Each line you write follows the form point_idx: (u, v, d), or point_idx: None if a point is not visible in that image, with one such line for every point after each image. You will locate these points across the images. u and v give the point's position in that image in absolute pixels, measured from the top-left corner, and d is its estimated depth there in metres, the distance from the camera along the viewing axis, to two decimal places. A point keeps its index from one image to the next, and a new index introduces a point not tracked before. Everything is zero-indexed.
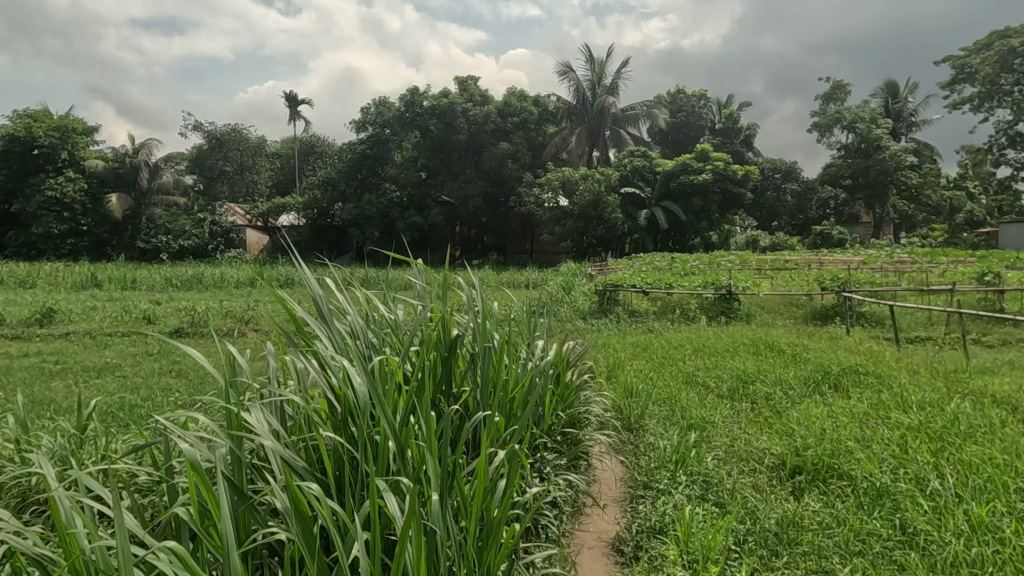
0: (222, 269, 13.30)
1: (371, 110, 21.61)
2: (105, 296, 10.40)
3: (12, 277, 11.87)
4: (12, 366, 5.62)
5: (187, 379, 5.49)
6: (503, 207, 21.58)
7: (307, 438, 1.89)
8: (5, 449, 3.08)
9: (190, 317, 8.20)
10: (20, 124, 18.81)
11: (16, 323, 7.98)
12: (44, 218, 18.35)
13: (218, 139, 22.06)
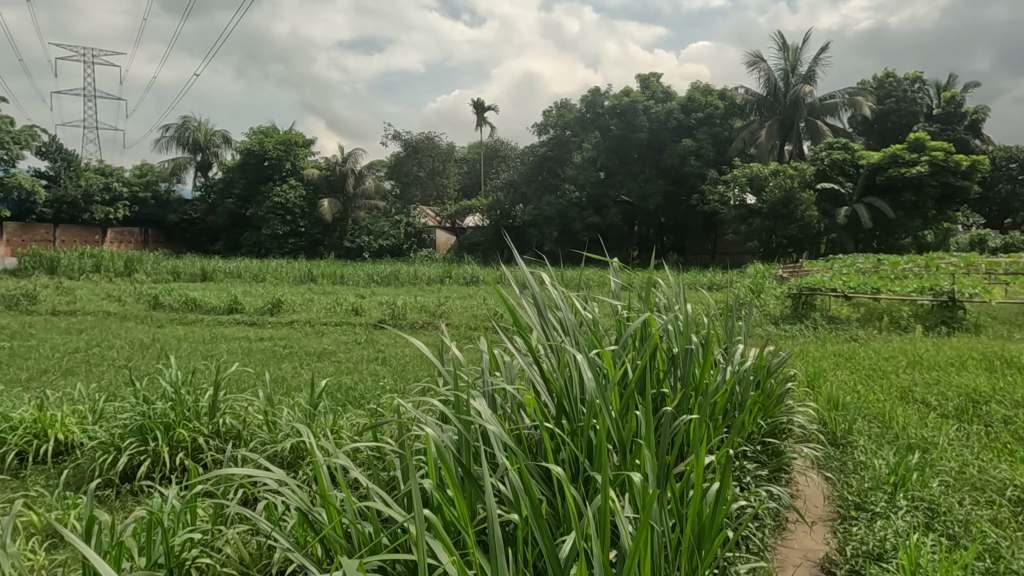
0: (415, 267, 14.36)
1: (553, 112, 22.14)
2: (320, 290, 11.72)
3: (248, 272, 13.77)
4: (254, 348, 6.54)
5: (392, 366, 6.02)
6: (684, 206, 20.95)
7: (522, 428, 1.98)
8: (256, 417, 3.63)
9: (391, 310, 8.99)
10: (255, 140, 21.82)
11: (253, 311, 9.27)
12: (272, 221, 21.13)
13: (414, 146, 23.90)
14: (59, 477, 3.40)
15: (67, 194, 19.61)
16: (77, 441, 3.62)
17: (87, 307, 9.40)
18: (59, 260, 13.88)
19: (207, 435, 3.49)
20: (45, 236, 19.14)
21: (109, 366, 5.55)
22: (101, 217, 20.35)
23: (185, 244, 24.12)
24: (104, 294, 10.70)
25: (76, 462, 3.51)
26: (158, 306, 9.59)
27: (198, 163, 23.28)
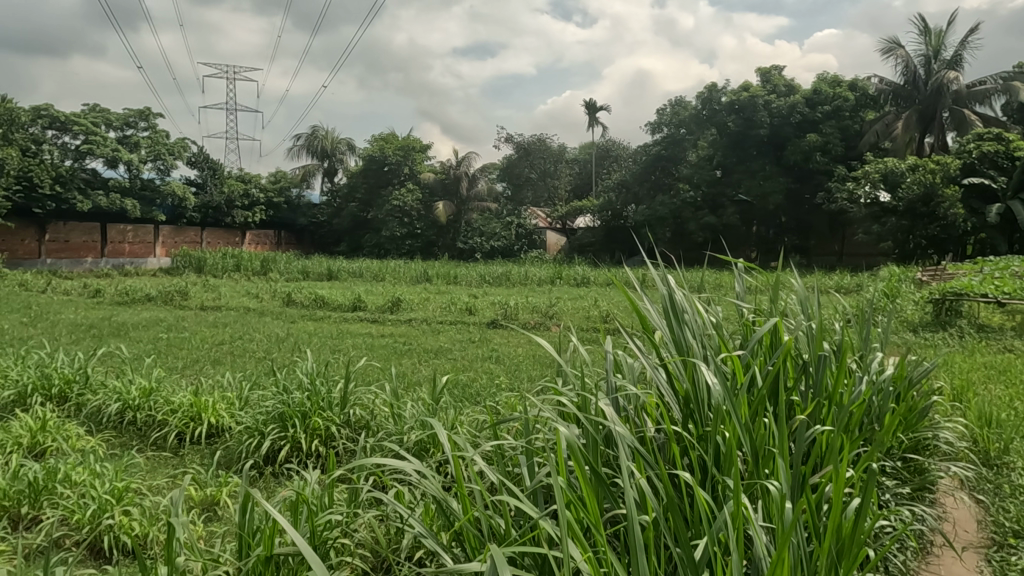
0: (527, 268, 14.55)
1: (667, 110, 21.70)
2: (436, 290, 12.14)
3: (369, 272, 14.52)
4: (376, 344, 6.89)
5: (506, 364, 6.14)
6: (808, 205, 19.81)
7: (647, 431, 1.98)
8: (383, 409, 3.84)
9: (503, 310, 9.15)
10: (376, 146, 22.96)
11: (374, 309, 9.77)
12: (391, 223, 22.11)
13: (526, 148, 24.44)
14: (212, 457, 3.75)
15: (212, 200, 21.46)
16: (227, 424, 3.98)
17: (229, 303, 10.32)
18: (205, 260, 15.34)
19: (339, 424, 3.73)
20: (194, 238, 21.09)
21: (250, 357, 6.05)
22: (241, 220, 22.13)
23: (313, 245, 25.83)
24: (243, 291, 11.66)
25: (226, 444, 3.85)
26: (291, 302, 10.35)
27: (325, 170, 24.81)
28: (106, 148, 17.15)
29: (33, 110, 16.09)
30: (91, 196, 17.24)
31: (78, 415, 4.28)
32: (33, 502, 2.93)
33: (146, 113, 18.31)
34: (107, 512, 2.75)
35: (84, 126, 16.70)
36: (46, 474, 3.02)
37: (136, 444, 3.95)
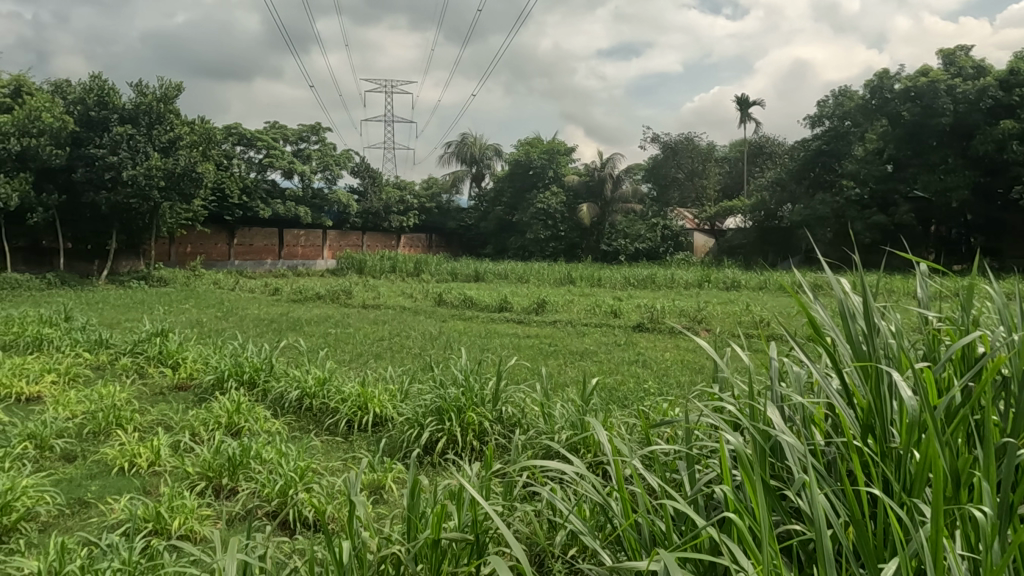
0: (673, 270, 14.19)
1: (829, 102, 20.18)
2: (580, 292, 12.20)
3: (515, 273, 14.89)
4: (523, 344, 7.04)
5: (654, 369, 6.02)
6: (1001, 201, 17.51)
7: (819, 444, 1.86)
8: (534, 409, 3.94)
9: (649, 313, 8.99)
10: (523, 150, 23.46)
11: (520, 310, 10.01)
12: (536, 226, 22.50)
13: (672, 148, 23.79)
14: (378, 444, 4.04)
15: (372, 206, 23.00)
16: (390, 415, 4.28)
17: (388, 302, 11.08)
18: (366, 262, 16.56)
19: (491, 421, 3.89)
20: (355, 242, 22.80)
21: (408, 353, 6.44)
22: (397, 225, 23.54)
23: (461, 247, 26.96)
24: (399, 291, 12.42)
25: (389, 433, 4.13)
26: (442, 302, 10.87)
27: (473, 175, 25.75)
28: (283, 161, 19.00)
29: (226, 129, 18.21)
30: (271, 204, 19.20)
31: (264, 400, 4.79)
32: (231, 474, 3.31)
33: (316, 128, 20.05)
34: (292, 489, 3.05)
35: (266, 142, 18.63)
36: (242, 450, 3.41)
37: (313, 428, 4.34)
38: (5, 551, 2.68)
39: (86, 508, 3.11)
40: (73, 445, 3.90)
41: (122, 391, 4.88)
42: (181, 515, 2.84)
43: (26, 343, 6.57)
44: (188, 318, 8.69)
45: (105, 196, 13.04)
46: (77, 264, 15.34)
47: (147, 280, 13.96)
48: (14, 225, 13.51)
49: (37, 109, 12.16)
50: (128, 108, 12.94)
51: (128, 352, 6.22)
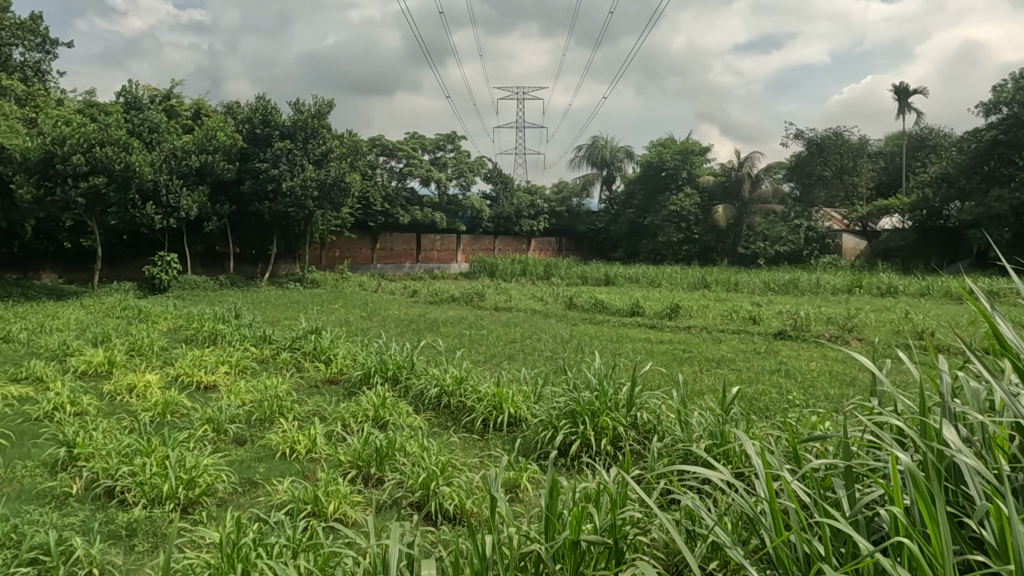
0: (818, 275, 13.26)
1: (1009, 86, 17.90)
2: (715, 297, 11.74)
3: (646, 277, 14.61)
4: (656, 350, 6.89)
5: (799, 379, 5.66)
6: None
7: (1005, 471, 1.67)
8: (670, 416, 3.84)
9: (792, 320, 8.46)
10: (654, 152, 22.93)
11: (652, 314, 9.81)
12: (668, 229, 21.96)
13: (819, 144, 21.53)
14: (512, 444, 4.13)
15: (504, 211, 23.51)
16: (524, 415, 4.36)
17: (519, 305, 11.28)
18: (497, 266, 16.98)
19: (626, 426, 3.84)
20: (488, 245, 23.59)
21: (540, 355, 6.52)
22: (528, 229, 23.93)
23: (591, 251, 26.90)
24: (530, 295, 12.60)
25: (524, 433, 4.21)
26: (572, 306, 10.91)
27: (604, 178, 25.58)
28: (422, 169, 19.95)
29: (370, 141, 19.44)
30: (410, 210, 20.22)
31: (407, 396, 5.06)
32: (379, 464, 3.53)
33: (452, 136, 20.86)
34: (434, 482, 3.20)
35: (406, 151, 19.66)
36: (388, 442, 3.62)
37: (452, 425, 4.52)
38: (191, 521, 3.02)
39: (255, 488, 3.44)
40: (243, 430, 4.33)
41: (283, 383, 5.35)
42: (336, 500, 3.06)
43: (204, 337, 7.39)
44: (338, 317, 9.39)
45: (267, 206, 14.38)
46: (244, 267, 17.10)
47: (302, 281, 15.25)
48: (193, 232, 15.28)
49: (213, 129, 13.59)
50: (287, 125, 14.12)
51: (287, 347, 6.82)
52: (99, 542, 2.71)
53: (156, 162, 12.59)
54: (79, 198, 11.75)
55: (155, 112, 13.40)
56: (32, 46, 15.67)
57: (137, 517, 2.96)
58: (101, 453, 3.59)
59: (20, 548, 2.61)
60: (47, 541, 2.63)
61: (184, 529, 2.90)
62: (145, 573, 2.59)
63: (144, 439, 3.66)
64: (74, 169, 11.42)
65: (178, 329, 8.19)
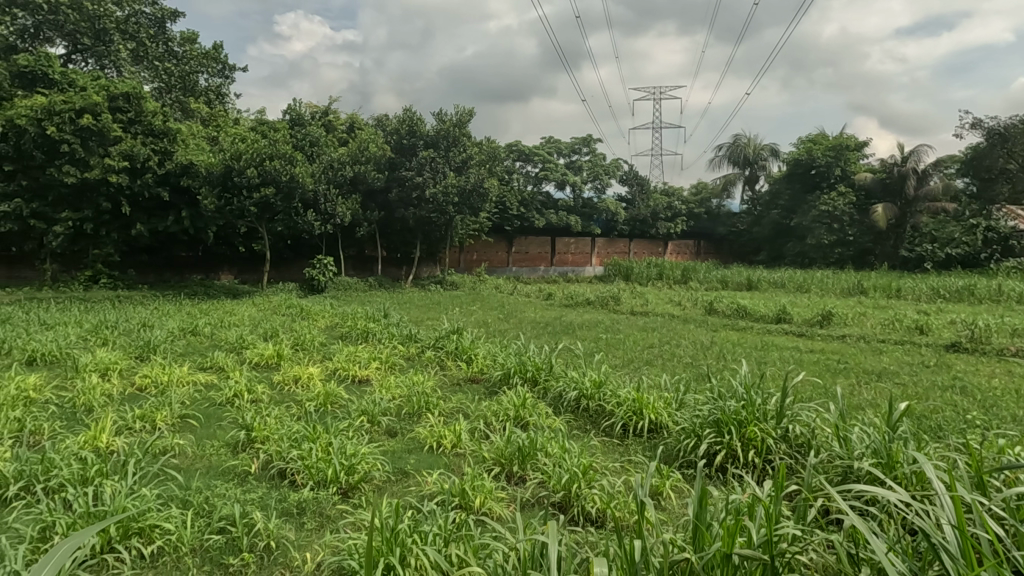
0: (1000, 281, 11.75)
1: None
2: (874, 304, 10.78)
3: (792, 282, 13.74)
4: (806, 359, 6.47)
5: (977, 397, 5.05)
6: None
7: None
8: (826, 430, 3.59)
9: (968, 331, 7.58)
10: (803, 148, 21.46)
11: (801, 322, 9.21)
12: (818, 230, 20.48)
13: (1001, 133, 17.54)
14: (654, 451, 4.05)
15: (640, 214, 23.09)
16: (666, 422, 4.26)
17: (655, 309, 11.04)
18: (633, 269, 16.74)
19: (776, 438, 3.64)
20: (623, 249, 23.38)
21: (680, 361, 6.34)
22: (664, 232, 23.37)
23: (732, 254, 25.79)
24: (667, 299, 12.28)
25: (665, 440, 4.12)
26: (712, 311, 10.50)
27: (747, 177, 24.39)
28: (557, 173, 20.13)
29: (508, 147, 19.92)
30: (545, 214, 20.46)
31: (545, 398, 5.13)
32: (521, 463, 3.61)
33: (588, 140, 20.84)
34: (576, 484, 3.22)
35: (542, 156, 19.92)
36: (529, 442, 3.69)
37: (591, 429, 4.53)
38: (351, 504, 3.25)
39: (406, 477, 3.64)
40: (394, 423, 4.61)
41: (429, 380, 5.63)
42: (482, 494, 3.16)
43: (357, 335, 7.93)
44: (476, 318, 9.71)
45: (412, 212, 15.24)
46: (391, 270, 18.20)
47: (442, 284, 15.96)
48: (347, 238, 16.49)
49: (365, 141, 14.54)
50: (431, 135, 14.74)
51: (432, 346, 7.15)
52: (276, 517, 3.00)
53: (316, 173, 13.69)
54: (251, 207, 13.10)
55: (316, 127, 14.58)
56: (215, 72, 17.58)
57: (306, 497, 3.23)
58: (275, 437, 3.97)
59: (212, 517, 2.95)
60: (233, 513, 2.95)
61: (346, 511, 3.14)
62: (313, 548, 2.82)
63: (310, 427, 3.99)
64: (248, 181, 12.75)
65: (334, 327, 8.86)
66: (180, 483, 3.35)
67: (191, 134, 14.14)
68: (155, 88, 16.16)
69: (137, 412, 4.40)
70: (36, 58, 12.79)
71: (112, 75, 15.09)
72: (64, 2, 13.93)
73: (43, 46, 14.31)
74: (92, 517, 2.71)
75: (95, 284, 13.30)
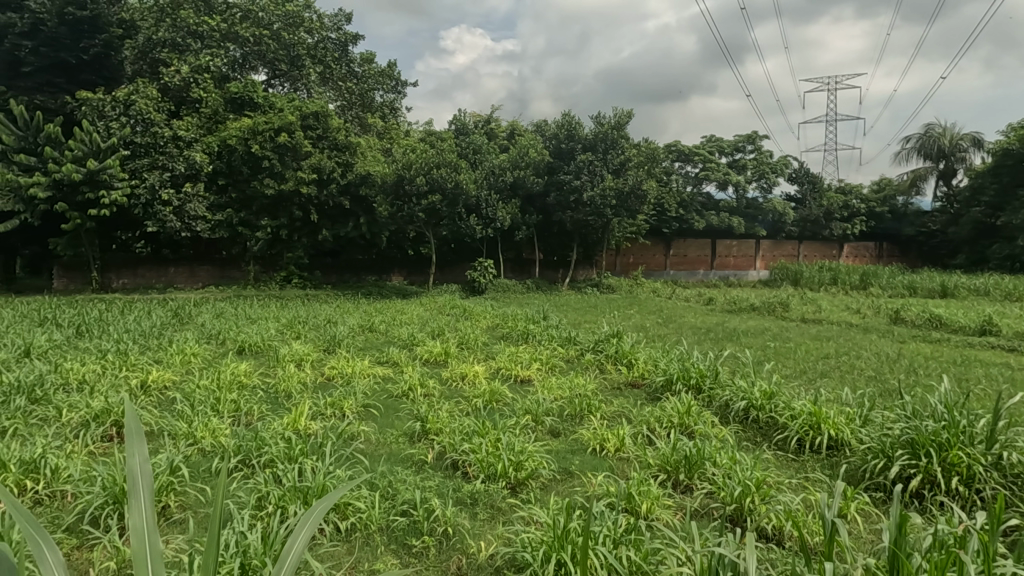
0: None
1: None
2: None
3: (999, 290, 12.06)
4: (1019, 378, 5.66)
5: None
6: None
7: None
8: None
9: None
10: (1014, 137, 18.71)
11: (1013, 335, 8.06)
12: None
13: None
14: (835, 470, 3.77)
15: (811, 214, 21.48)
16: (849, 440, 3.94)
17: (831, 316, 10.21)
18: (803, 273, 15.66)
19: (983, 465, 3.23)
20: (791, 251, 21.94)
21: (861, 374, 5.83)
22: (839, 232, 21.57)
23: (921, 256, 23.28)
24: (844, 306, 11.32)
25: (848, 459, 3.81)
26: (899, 321, 9.52)
27: (941, 171, 21.79)
28: (719, 173, 19.34)
29: (666, 147, 19.47)
30: (706, 216, 19.70)
31: (711, 407, 4.95)
32: (688, 472, 3.51)
33: (753, 137, 19.78)
34: (749, 498, 3.09)
35: (703, 156, 19.23)
36: (696, 451, 3.58)
37: (763, 442, 4.30)
38: (520, 499, 3.38)
39: (571, 477, 3.71)
40: (557, 423, 4.69)
41: (590, 383, 5.66)
42: (649, 500, 3.13)
43: (517, 336, 8.18)
44: (635, 322, 9.60)
45: (570, 215, 15.48)
46: (548, 272, 18.52)
47: (599, 287, 15.95)
48: (506, 241, 17.06)
49: (525, 147, 14.94)
50: (589, 138, 14.78)
51: (591, 349, 7.20)
52: (452, 505, 3.19)
53: (478, 180, 14.31)
54: (420, 213, 13.98)
55: (479, 135, 15.24)
56: (389, 88, 19.01)
57: (478, 489, 3.39)
58: (447, 430, 4.20)
59: (396, 501, 3.19)
60: (414, 498, 3.17)
61: (516, 506, 3.26)
62: (487, 538, 2.97)
63: (479, 423, 4.18)
64: (418, 189, 13.62)
65: (495, 327, 9.18)
66: (367, 467, 3.66)
67: (368, 146, 15.36)
68: (338, 106, 17.90)
69: (329, 399, 4.88)
70: (244, 85, 14.59)
71: (304, 96, 16.91)
72: (267, 34, 15.77)
73: (250, 73, 16.28)
74: (299, 491, 3.06)
75: (288, 283, 14.91)
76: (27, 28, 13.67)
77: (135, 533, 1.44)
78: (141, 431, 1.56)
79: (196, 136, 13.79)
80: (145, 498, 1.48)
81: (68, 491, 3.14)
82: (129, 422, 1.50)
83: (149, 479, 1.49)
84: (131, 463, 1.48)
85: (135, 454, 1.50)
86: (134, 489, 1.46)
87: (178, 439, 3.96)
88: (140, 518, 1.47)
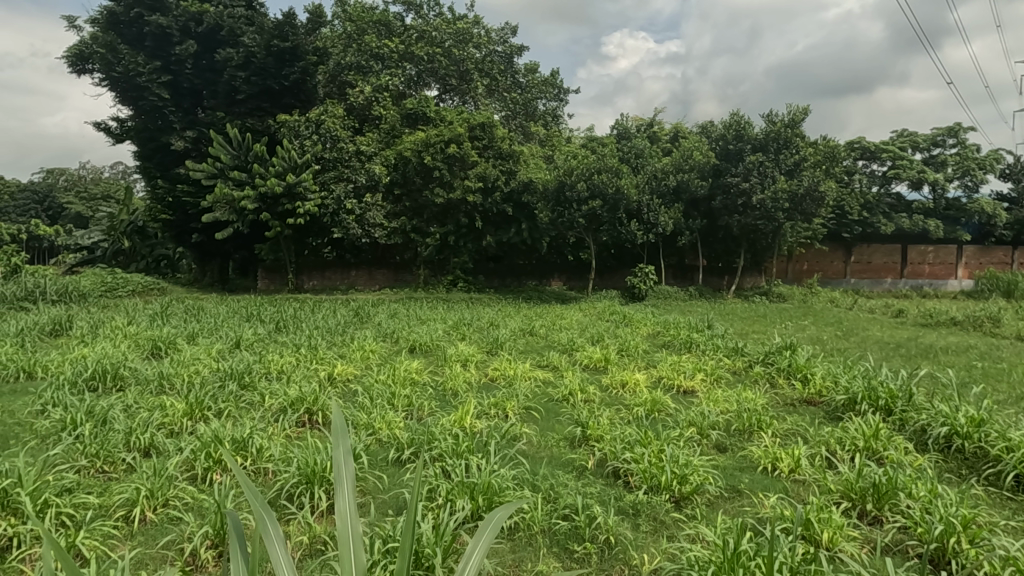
0: None
1: None
2: None
3: None
4: None
5: None
6: None
7: None
8: None
9: None
10: None
11: None
12: None
13: None
14: None
15: None
16: None
17: None
18: (1018, 284, 13.55)
19: None
20: (1003, 258, 19.16)
21: None
22: None
23: None
24: None
25: None
26: None
27: None
28: (912, 171, 17.37)
29: (849, 144, 17.89)
30: (896, 219, 17.74)
31: (903, 431, 4.42)
32: (877, 502, 3.17)
33: (955, 129, 17.53)
34: (953, 537, 2.73)
35: (892, 152, 17.40)
36: (888, 479, 3.23)
37: (969, 474, 3.78)
38: (686, 514, 3.26)
39: (740, 496, 3.50)
40: (724, 438, 4.46)
41: (760, 397, 5.33)
42: (830, 528, 2.87)
43: (680, 345, 7.90)
44: (811, 335, 8.87)
45: (737, 218, 14.65)
46: (712, 280, 17.96)
47: (768, 295, 15.00)
48: (668, 246, 16.62)
49: (690, 150, 14.48)
50: (759, 137, 13.88)
51: (761, 361, 6.77)
52: (614, 514, 3.14)
53: (640, 185, 14.19)
54: (581, 219, 14.01)
55: (641, 139, 15.05)
56: (552, 96, 19.29)
57: (641, 500, 3.32)
58: (608, 437, 4.16)
59: (556, 505, 3.21)
60: (576, 504, 3.17)
61: (681, 521, 3.14)
62: (650, 552, 2.89)
63: (641, 433, 4.08)
64: (579, 195, 13.71)
65: (657, 335, 8.94)
66: (530, 468, 3.73)
67: (531, 154, 15.75)
68: (503, 116, 18.48)
69: (493, 400, 5.04)
70: (419, 101, 15.59)
71: (471, 108, 17.73)
72: (439, 52, 16.78)
73: (423, 89, 17.40)
74: (466, 486, 3.18)
75: (454, 287, 15.67)
76: (241, 61, 15.34)
77: (341, 517, 1.60)
78: (344, 428, 1.74)
79: (376, 150, 15.03)
80: (348, 487, 1.63)
81: (269, 469, 3.53)
82: (335, 421, 1.71)
83: (352, 472, 1.66)
84: (337, 457, 1.67)
85: (339, 446, 1.69)
86: (339, 481, 1.63)
87: (359, 428, 4.30)
88: (344, 504, 1.62)
